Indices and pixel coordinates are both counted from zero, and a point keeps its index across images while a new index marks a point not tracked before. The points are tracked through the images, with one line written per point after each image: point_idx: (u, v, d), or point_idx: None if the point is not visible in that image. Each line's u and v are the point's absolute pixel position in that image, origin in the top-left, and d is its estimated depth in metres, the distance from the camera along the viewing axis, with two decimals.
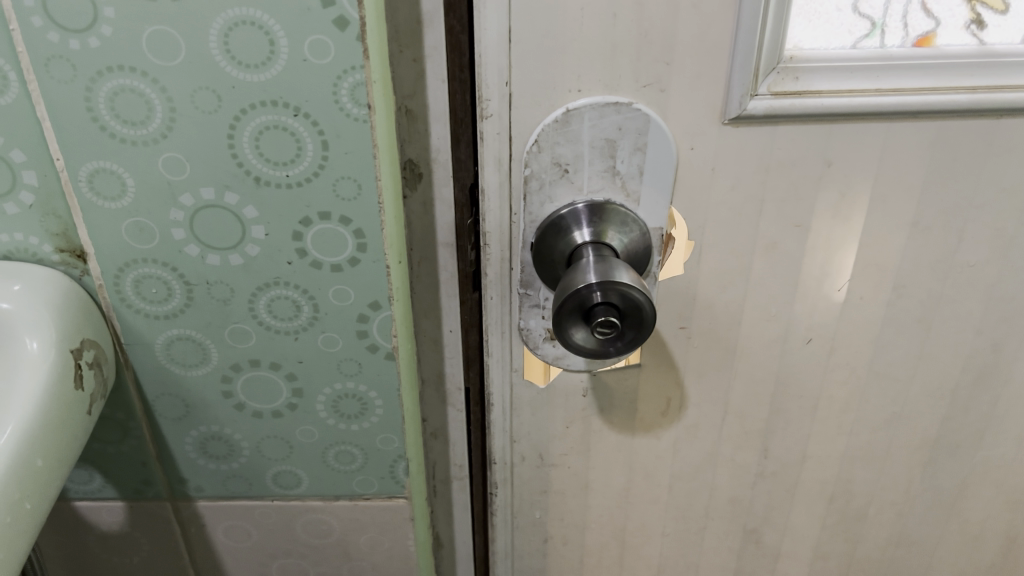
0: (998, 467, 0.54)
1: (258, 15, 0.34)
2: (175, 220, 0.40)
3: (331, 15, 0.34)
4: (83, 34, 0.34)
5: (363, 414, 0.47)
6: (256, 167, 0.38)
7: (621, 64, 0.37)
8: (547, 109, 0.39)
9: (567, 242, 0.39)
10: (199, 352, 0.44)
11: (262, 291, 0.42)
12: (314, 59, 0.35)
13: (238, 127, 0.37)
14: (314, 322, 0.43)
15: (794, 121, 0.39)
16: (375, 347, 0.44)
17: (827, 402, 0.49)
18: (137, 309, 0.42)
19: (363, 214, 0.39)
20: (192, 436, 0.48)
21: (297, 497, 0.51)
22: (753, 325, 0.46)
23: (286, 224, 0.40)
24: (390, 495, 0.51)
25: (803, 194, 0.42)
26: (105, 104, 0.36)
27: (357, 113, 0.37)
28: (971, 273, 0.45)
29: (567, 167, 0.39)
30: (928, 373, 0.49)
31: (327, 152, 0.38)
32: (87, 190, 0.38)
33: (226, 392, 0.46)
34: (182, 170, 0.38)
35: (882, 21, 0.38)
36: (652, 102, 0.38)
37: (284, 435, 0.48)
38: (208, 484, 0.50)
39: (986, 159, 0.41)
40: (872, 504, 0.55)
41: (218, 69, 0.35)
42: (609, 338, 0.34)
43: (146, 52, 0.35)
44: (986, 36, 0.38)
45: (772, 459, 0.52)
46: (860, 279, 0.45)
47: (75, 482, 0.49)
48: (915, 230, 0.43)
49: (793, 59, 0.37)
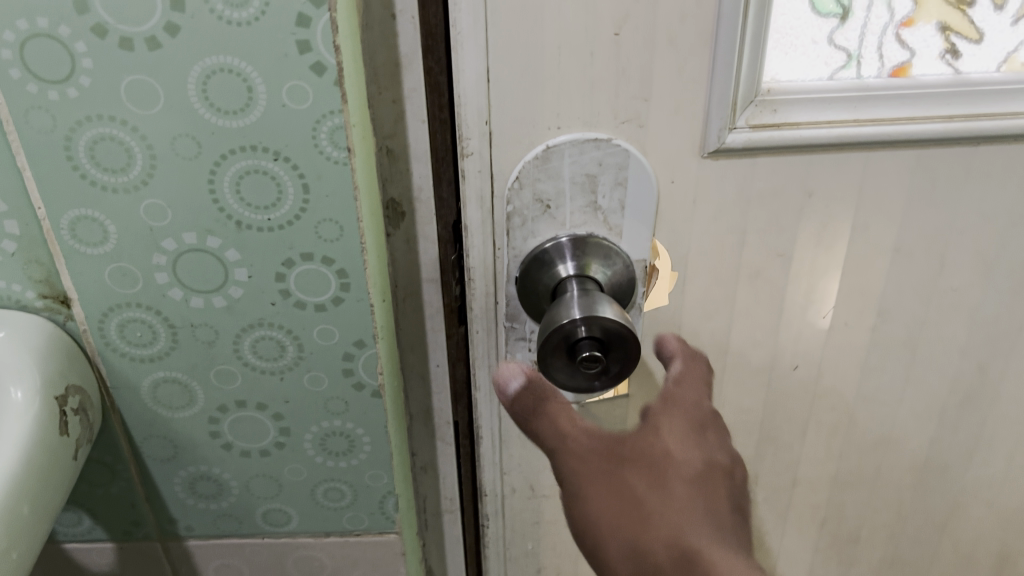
0: (990, 487, 0.54)
1: (236, 63, 0.34)
2: (158, 264, 0.40)
3: (309, 61, 0.35)
4: (61, 85, 0.34)
5: (351, 451, 0.47)
6: (236, 211, 0.38)
7: (600, 101, 0.37)
8: (527, 146, 0.38)
9: (551, 276, 0.40)
10: (185, 394, 0.44)
11: (247, 332, 0.42)
12: (293, 104, 0.35)
13: (218, 172, 0.37)
14: (299, 362, 0.43)
15: (773, 153, 0.39)
16: (361, 386, 0.45)
17: (816, 427, 0.49)
18: (122, 353, 0.42)
19: (345, 254, 0.40)
20: (180, 476, 0.47)
21: (287, 534, 0.51)
22: (740, 354, 0.46)
23: (269, 266, 0.40)
24: (380, 531, 0.51)
25: (785, 224, 0.42)
26: (85, 153, 0.36)
27: (337, 156, 0.37)
28: (954, 297, 0.45)
29: (549, 203, 0.40)
30: (916, 397, 0.49)
31: (308, 195, 0.38)
32: (69, 237, 0.38)
33: (213, 432, 0.46)
34: (163, 216, 0.38)
35: (857, 52, 0.38)
36: (631, 137, 0.38)
37: (272, 474, 0.48)
38: (198, 524, 0.50)
39: (965, 186, 0.42)
40: (864, 527, 0.55)
41: (197, 116, 0.36)
42: (594, 372, 0.34)
43: (125, 102, 0.35)
44: (960, 65, 0.39)
45: (763, 486, 0.52)
46: (844, 306, 0.45)
47: (64, 524, 0.49)
48: (897, 257, 0.43)
49: (771, 92, 0.38)
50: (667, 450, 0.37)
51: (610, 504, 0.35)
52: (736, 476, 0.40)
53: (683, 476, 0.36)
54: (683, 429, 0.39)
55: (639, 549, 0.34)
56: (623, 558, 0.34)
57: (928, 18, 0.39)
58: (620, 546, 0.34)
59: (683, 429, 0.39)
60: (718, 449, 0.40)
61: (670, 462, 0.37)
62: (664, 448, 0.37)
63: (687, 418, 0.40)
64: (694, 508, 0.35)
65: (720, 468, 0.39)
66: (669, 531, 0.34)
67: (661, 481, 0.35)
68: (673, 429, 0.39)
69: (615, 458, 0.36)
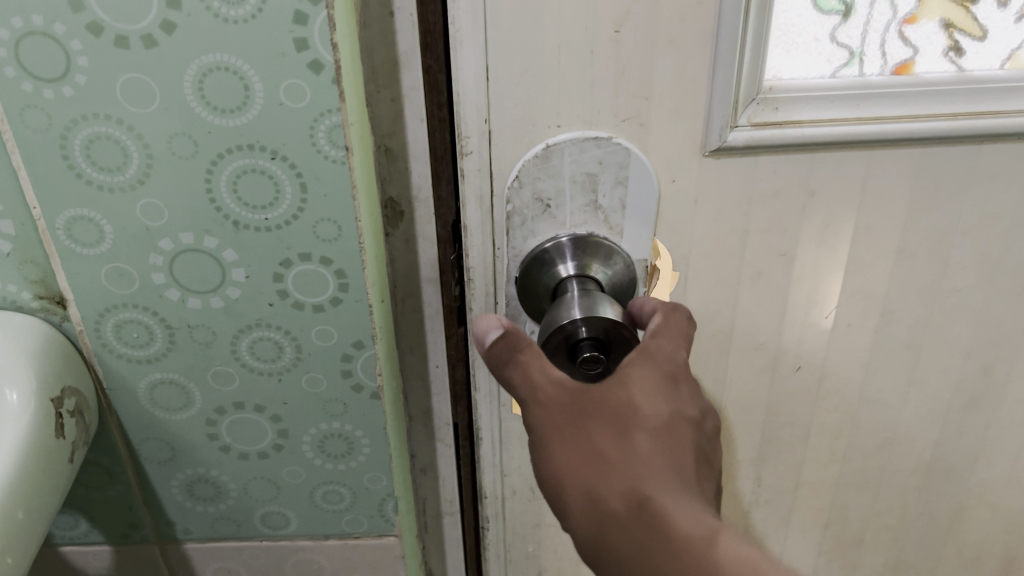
0: (994, 489, 0.53)
1: (233, 61, 0.34)
2: (155, 264, 0.39)
3: (306, 59, 0.34)
4: (56, 83, 0.34)
5: (350, 453, 0.47)
6: (234, 211, 0.38)
7: (600, 100, 0.37)
8: (527, 145, 0.38)
9: (551, 276, 0.40)
10: (183, 396, 0.44)
11: (244, 333, 0.42)
12: (290, 103, 0.35)
13: (215, 171, 0.37)
14: (297, 363, 0.43)
15: (774, 152, 0.39)
16: (360, 387, 0.44)
17: (819, 428, 0.49)
18: (119, 354, 0.42)
19: (343, 254, 0.39)
20: (178, 479, 0.47)
21: (286, 538, 0.50)
22: (742, 355, 0.46)
23: (266, 266, 0.39)
24: (380, 534, 0.51)
25: (787, 224, 0.41)
26: (81, 152, 0.36)
27: (335, 155, 0.37)
28: (958, 298, 0.45)
29: (549, 202, 0.39)
30: (920, 398, 0.49)
31: (306, 195, 0.37)
32: (65, 238, 0.38)
33: (211, 434, 0.45)
34: (160, 216, 0.38)
35: (860, 50, 0.38)
36: (632, 136, 0.38)
37: (270, 476, 0.47)
38: (196, 527, 0.49)
39: (969, 185, 0.41)
40: (867, 529, 0.54)
41: (194, 115, 0.35)
42: (595, 375, 0.34)
43: (121, 100, 0.35)
44: (964, 63, 0.39)
45: (765, 488, 0.51)
46: (847, 307, 0.44)
47: (62, 527, 0.49)
48: (901, 257, 0.43)
49: (773, 90, 0.37)
50: (634, 398, 0.30)
51: (567, 453, 0.30)
52: (709, 424, 0.32)
53: (651, 425, 0.29)
54: (657, 375, 0.31)
55: (595, 499, 0.29)
56: (577, 509, 0.29)
57: (931, 16, 0.38)
58: (576, 498, 0.29)
59: (657, 376, 0.31)
60: (694, 399, 0.32)
61: (636, 411, 0.30)
62: (630, 396, 0.30)
63: (660, 364, 0.31)
64: (661, 459, 0.29)
65: (694, 414, 0.31)
66: (628, 485, 0.28)
67: (624, 433, 0.29)
68: (646, 381, 0.30)
69: (578, 405, 0.30)
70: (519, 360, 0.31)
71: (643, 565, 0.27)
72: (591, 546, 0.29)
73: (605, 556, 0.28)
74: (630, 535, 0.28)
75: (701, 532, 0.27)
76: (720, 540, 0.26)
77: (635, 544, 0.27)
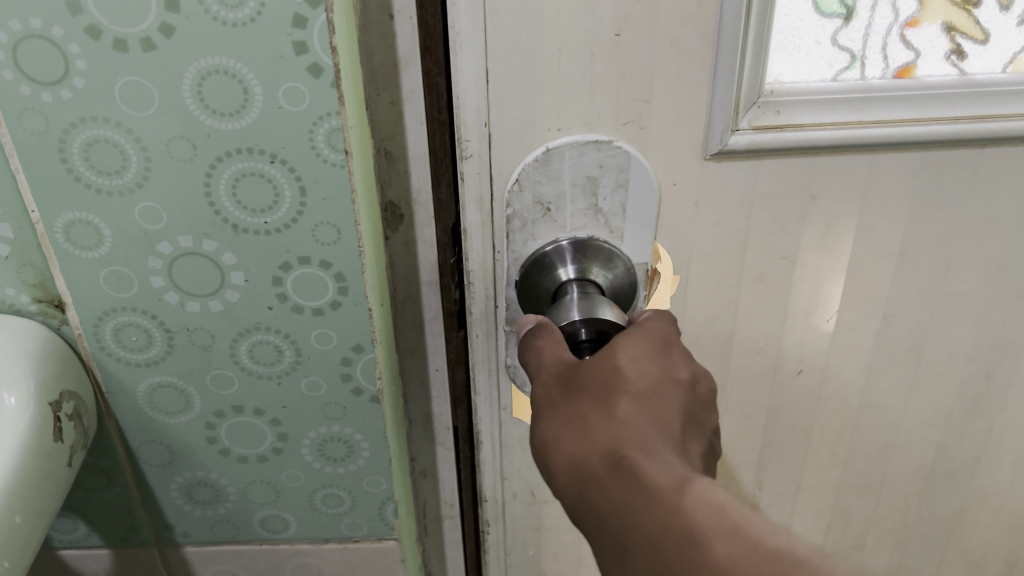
0: (997, 493, 0.53)
1: (232, 65, 0.34)
2: (153, 268, 0.39)
3: (305, 62, 0.34)
4: (55, 86, 0.34)
5: (349, 457, 0.46)
6: (233, 215, 0.38)
7: (600, 103, 0.37)
8: (527, 148, 0.38)
9: (551, 279, 0.40)
10: (182, 399, 0.44)
11: (243, 336, 0.41)
12: (289, 106, 0.35)
13: (214, 175, 0.37)
14: (297, 367, 0.43)
15: (775, 155, 0.39)
16: (360, 391, 0.44)
17: (821, 432, 0.49)
18: (118, 357, 0.42)
19: (342, 257, 0.39)
20: (177, 482, 0.47)
21: (285, 541, 0.50)
22: (743, 359, 0.45)
23: (265, 269, 0.39)
24: (379, 538, 0.50)
25: (788, 227, 0.41)
26: (79, 155, 0.36)
27: (334, 159, 0.36)
28: (961, 301, 0.45)
29: (550, 206, 0.39)
30: (922, 402, 0.48)
31: (305, 199, 0.37)
32: (63, 241, 0.38)
33: (210, 438, 0.45)
34: (159, 220, 0.38)
35: (862, 53, 0.38)
36: (633, 139, 0.38)
37: (269, 480, 0.47)
38: (195, 531, 0.49)
39: (971, 188, 0.41)
40: (869, 533, 0.54)
41: (192, 118, 0.35)
42: None
43: (120, 104, 0.35)
44: (966, 66, 0.39)
45: (767, 491, 0.51)
46: (849, 310, 0.44)
47: (60, 530, 0.49)
48: (903, 260, 0.43)
49: (774, 93, 0.37)
50: (619, 364, 0.30)
51: (556, 423, 0.29)
52: (703, 391, 0.31)
53: (635, 388, 0.29)
54: (644, 345, 0.31)
55: (578, 463, 0.28)
56: (563, 476, 0.28)
57: (933, 18, 0.38)
58: (562, 465, 0.28)
59: (645, 348, 0.31)
60: (687, 363, 0.31)
61: (620, 375, 0.29)
62: (613, 362, 0.30)
63: (651, 335, 0.32)
64: (643, 418, 0.28)
65: (683, 380, 0.30)
66: (607, 443, 0.27)
67: (606, 397, 0.28)
68: (635, 346, 0.31)
69: (568, 377, 0.30)
70: (537, 346, 0.33)
71: (618, 520, 0.26)
72: (577, 515, 0.28)
73: (588, 520, 0.27)
74: (606, 491, 0.26)
75: (676, 479, 0.25)
76: (692, 486, 0.25)
77: (612, 499, 0.26)
